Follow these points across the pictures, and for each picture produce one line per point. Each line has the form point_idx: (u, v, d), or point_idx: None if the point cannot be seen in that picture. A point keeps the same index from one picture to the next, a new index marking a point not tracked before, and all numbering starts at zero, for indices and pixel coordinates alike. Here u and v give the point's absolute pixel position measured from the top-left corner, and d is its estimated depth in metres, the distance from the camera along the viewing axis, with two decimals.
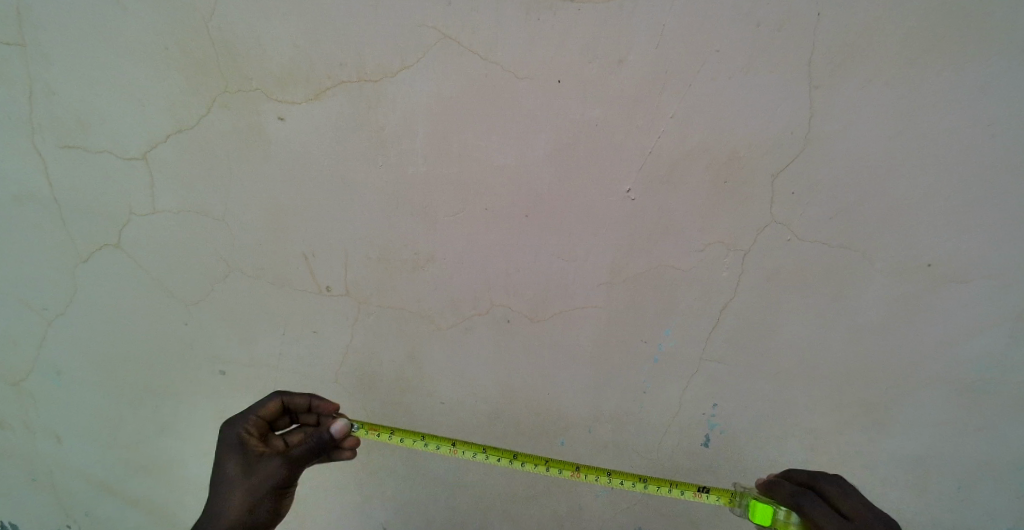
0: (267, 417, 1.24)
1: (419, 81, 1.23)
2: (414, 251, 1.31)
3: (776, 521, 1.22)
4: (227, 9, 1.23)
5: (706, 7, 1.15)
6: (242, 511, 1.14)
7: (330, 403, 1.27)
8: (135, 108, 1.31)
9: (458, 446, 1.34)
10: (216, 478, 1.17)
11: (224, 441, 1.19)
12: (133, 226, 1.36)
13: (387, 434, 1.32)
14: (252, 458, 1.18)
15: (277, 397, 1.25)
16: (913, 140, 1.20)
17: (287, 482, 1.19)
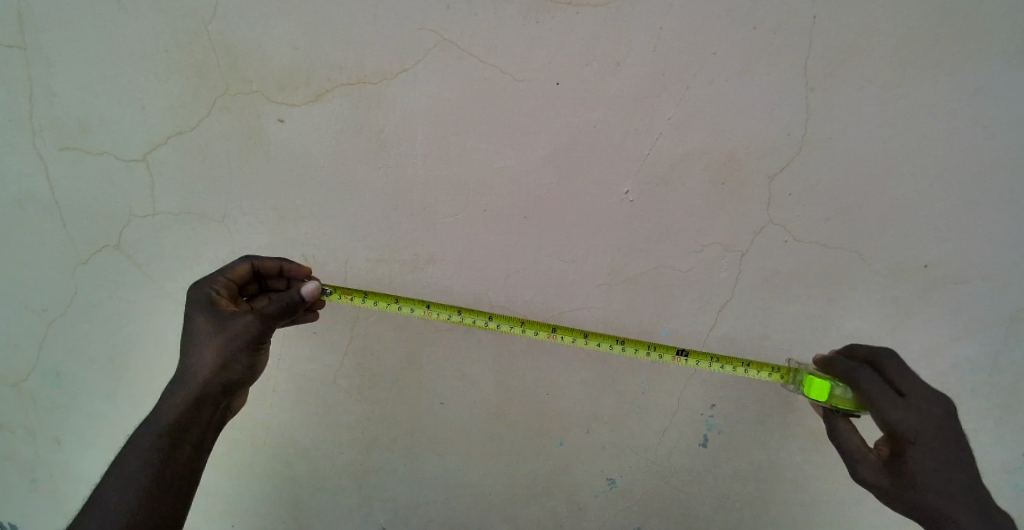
0: (236, 279, 1.21)
1: (419, 81, 1.23)
2: (413, 252, 1.31)
3: (834, 397, 1.20)
4: (230, 11, 1.24)
5: (705, 8, 1.16)
6: (219, 363, 1.12)
7: (301, 267, 1.24)
8: (136, 108, 1.31)
9: (432, 309, 1.29)
10: (187, 338, 1.14)
11: (193, 301, 1.15)
12: (134, 226, 1.36)
13: (359, 298, 1.26)
14: (223, 312, 1.14)
15: (246, 260, 1.22)
16: (912, 140, 1.21)
17: (261, 339, 1.15)
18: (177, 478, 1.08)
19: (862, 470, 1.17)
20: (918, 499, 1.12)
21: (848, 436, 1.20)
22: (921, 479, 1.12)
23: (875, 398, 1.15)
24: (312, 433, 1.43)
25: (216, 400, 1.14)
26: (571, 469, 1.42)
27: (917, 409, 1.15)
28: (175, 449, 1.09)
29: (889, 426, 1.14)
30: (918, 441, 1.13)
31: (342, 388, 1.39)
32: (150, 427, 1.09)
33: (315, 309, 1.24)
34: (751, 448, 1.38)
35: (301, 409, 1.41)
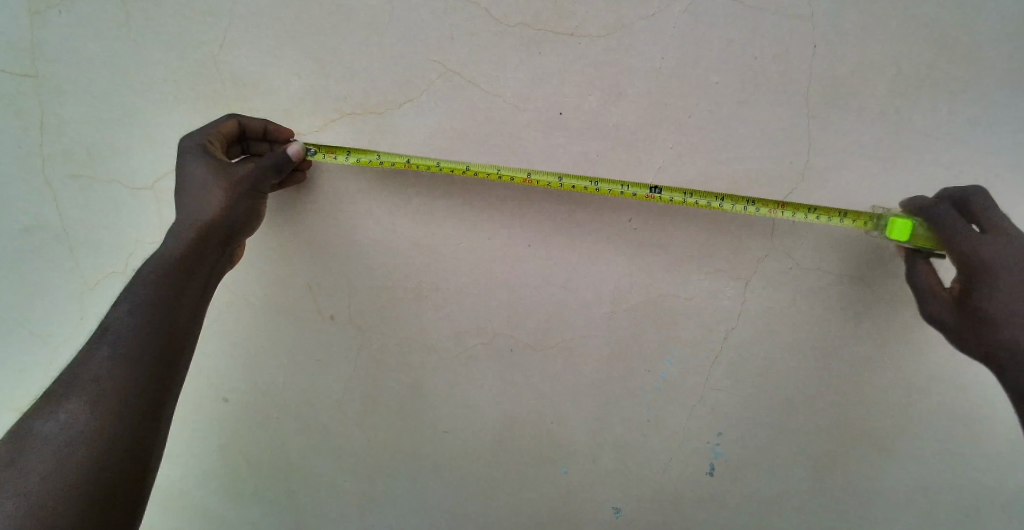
0: (225, 135, 1.17)
1: (422, 112, 1.25)
2: (417, 280, 1.31)
3: (912, 237, 1.14)
4: (238, 45, 1.27)
5: (705, 40, 1.18)
6: (221, 209, 1.11)
7: (286, 130, 1.22)
8: (144, 137, 1.33)
9: (412, 163, 1.20)
10: (182, 186, 1.11)
11: (184, 151, 1.12)
12: (140, 254, 1.38)
13: (343, 154, 1.20)
14: (219, 159, 1.12)
15: (231, 116, 1.18)
16: (914, 168, 1.21)
17: (258, 189, 1.15)
18: (152, 385, 1.01)
19: (936, 312, 1.17)
20: (991, 337, 1.13)
21: (925, 279, 1.17)
22: (998, 317, 1.12)
23: (961, 239, 1.10)
24: (316, 460, 1.42)
25: (212, 255, 1.13)
26: (576, 496, 1.41)
27: (1006, 247, 1.09)
28: (146, 353, 1.02)
29: (970, 268, 1.10)
30: (1000, 280, 1.10)
31: (346, 415, 1.39)
32: (118, 331, 1.02)
33: (302, 171, 1.23)
34: (756, 476, 1.37)
35: (305, 437, 1.41)
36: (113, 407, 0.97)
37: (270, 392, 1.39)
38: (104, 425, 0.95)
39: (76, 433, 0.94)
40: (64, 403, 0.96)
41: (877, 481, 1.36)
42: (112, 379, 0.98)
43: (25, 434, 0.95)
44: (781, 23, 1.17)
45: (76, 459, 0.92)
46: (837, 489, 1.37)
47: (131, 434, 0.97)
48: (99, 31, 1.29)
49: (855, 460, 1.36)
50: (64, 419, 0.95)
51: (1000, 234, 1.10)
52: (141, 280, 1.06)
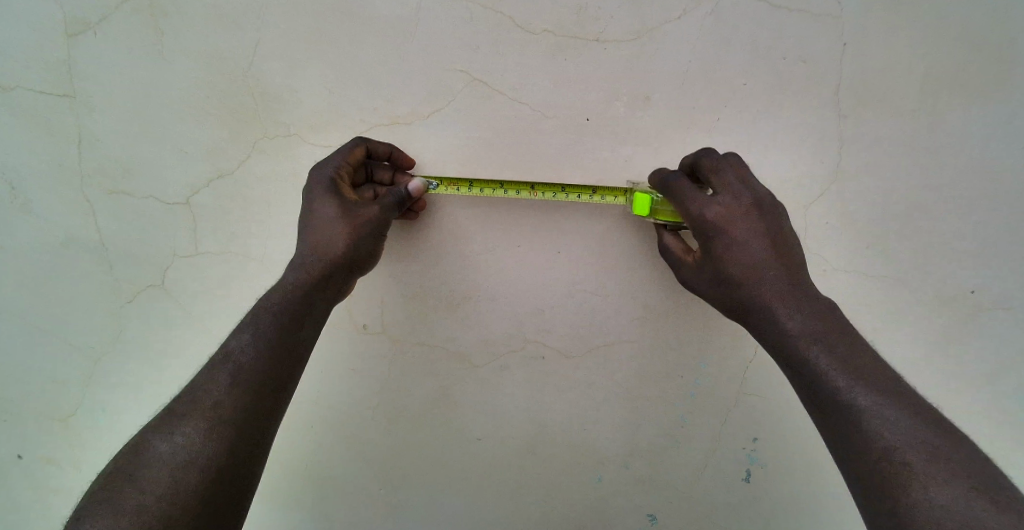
0: (353, 164, 1.17)
1: (448, 123, 1.26)
2: (449, 290, 1.31)
3: (654, 212, 1.14)
4: (268, 62, 1.30)
5: (731, 42, 1.18)
6: (346, 246, 1.08)
7: (408, 159, 1.25)
8: (178, 154, 1.36)
9: (536, 190, 1.22)
10: (309, 218, 1.11)
11: (316, 182, 1.13)
12: (176, 268, 1.41)
13: (465, 187, 1.22)
14: (345, 196, 1.11)
15: (360, 143, 1.19)
16: (948, 166, 1.20)
17: (383, 225, 1.13)
18: (261, 415, 1.00)
19: (687, 279, 1.09)
20: (735, 295, 1.00)
21: (673, 249, 1.13)
22: (740, 274, 0.98)
23: (681, 201, 1.03)
24: (352, 470, 1.40)
25: (332, 286, 1.10)
26: (611, 505, 1.39)
27: (730, 204, 1.00)
28: (262, 384, 1.01)
29: (696, 229, 1.01)
30: (730, 235, 0.99)
31: (376, 425, 1.38)
32: (238, 357, 1.02)
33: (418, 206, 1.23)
34: (793, 481, 1.35)
35: (334, 448, 1.39)
36: (224, 436, 0.96)
37: (302, 403, 1.37)
38: (213, 453, 0.94)
39: (189, 456, 0.93)
40: (180, 424, 0.96)
41: None
42: (228, 404, 0.98)
43: (141, 449, 0.95)
44: (806, 25, 1.17)
45: (183, 485, 0.90)
46: None
47: (237, 467, 0.95)
48: (137, 51, 1.33)
49: None
50: (179, 439, 0.94)
51: (722, 191, 1.01)
52: (265, 303, 1.07)
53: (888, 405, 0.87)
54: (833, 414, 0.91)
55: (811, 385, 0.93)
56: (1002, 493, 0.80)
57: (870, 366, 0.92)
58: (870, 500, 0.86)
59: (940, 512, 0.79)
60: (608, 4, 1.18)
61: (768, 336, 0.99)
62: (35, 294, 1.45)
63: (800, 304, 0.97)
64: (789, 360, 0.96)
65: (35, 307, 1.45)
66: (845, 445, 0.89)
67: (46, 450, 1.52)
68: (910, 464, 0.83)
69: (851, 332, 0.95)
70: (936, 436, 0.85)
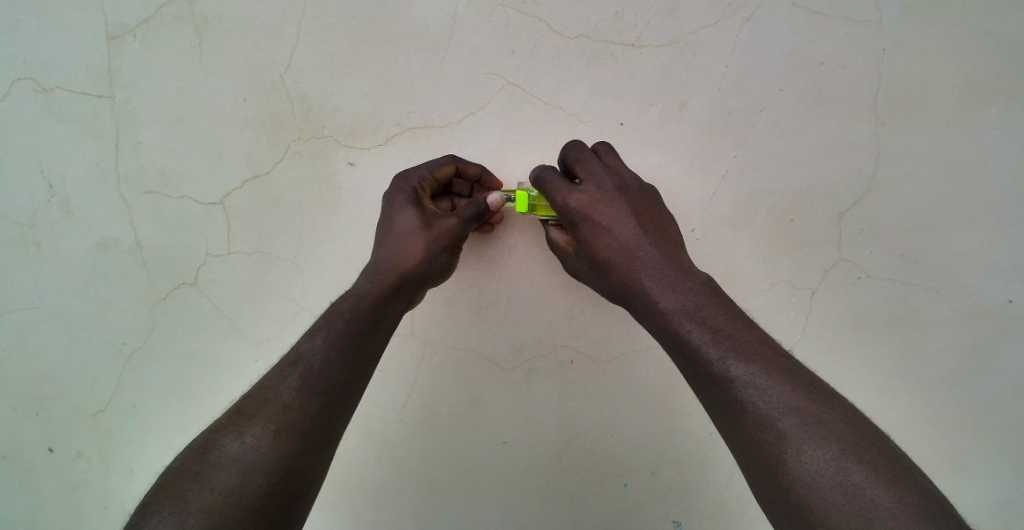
0: (439, 178, 1.19)
1: (482, 127, 1.27)
2: (480, 293, 1.31)
3: (534, 208, 1.16)
4: (306, 66, 1.33)
5: (766, 49, 1.18)
6: (420, 259, 1.11)
7: (495, 181, 1.25)
8: (214, 155, 1.39)
9: None
10: (388, 227, 1.14)
11: (400, 191, 1.15)
12: (209, 267, 1.43)
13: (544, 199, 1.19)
14: (427, 209, 1.14)
15: (450, 159, 1.20)
16: (990, 174, 1.18)
17: (458, 242, 1.15)
18: (324, 422, 1.03)
19: (575, 270, 1.10)
20: (615, 283, 1.01)
21: (557, 241, 1.13)
22: (615, 261, 0.99)
23: (547, 193, 1.04)
24: (375, 472, 1.39)
25: (403, 297, 1.14)
26: (635, 512, 1.38)
27: (596, 192, 1.02)
28: (327, 392, 1.05)
29: (566, 220, 1.03)
30: (598, 224, 1.00)
31: (406, 429, 1.37)
32: (308, 363, 1.06)
33: (490, 223, 1.23)
34: None
35: (360, 449, 1.38)
36: (287, 442, 0.99)
37: None
38: (278, 456, 0.98)
39: (254, 460, 0.97)
40: (250, 425, 1.01)
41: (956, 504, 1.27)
42: (294, 411, 1.02)
43: (212, 447, 0.99)
44: (843, 34, 1.17)
45: (248, 486, 0.95)
46: None
47: (298, 470, 0.99)
48: (176, 54, 1.36)
49: (939, 481, 1.27)
50: (246, 443, 0.99)
51: (589, 181, 1.03)
52: (338, 311, 1.11)
53: (761, 375, 0.88)
54: (711, 392, 0.91)
55: (689, 364, 0.93)
56: (873, 451, 0.82)
57: (744, 339, 0.92)
58: (756, 472, 0.86)
59: (819, 479, 0.80)
60: (643, 12, 1.19)
61: (649, 320, 1.00)
62: (68, 291, 1.47)
63: (673, 284, 0.97)
64: (670, 342, 0.96)
65: (68, 304, 1.48)
66: (727, 421, 0.89)
67: (76, 445, 1.54)
68: (786, 433, 0.84)
69: (726, 305, 0.96)
70: (811, 404, 0.86)
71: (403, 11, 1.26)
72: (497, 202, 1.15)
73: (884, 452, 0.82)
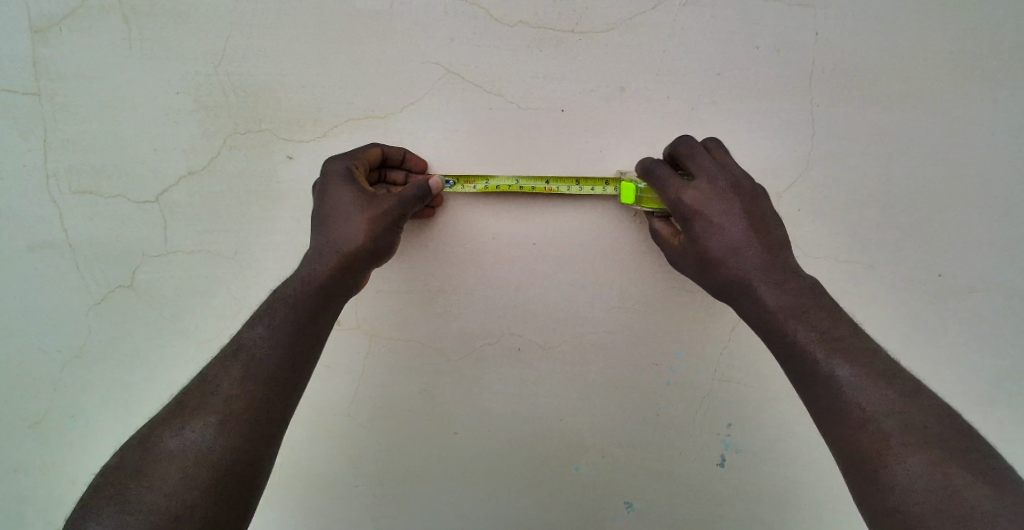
0: (371, 161, 1.19)
1: (424, 115, 1.25)
2: (426, 284, 1.28)
3: (641, 200, 1.18)
4: (243, 56, 1.29)
5: (703, 33, 1.19)
6: (361, 239, 1.11)
7: (422, 161, 1.25)
8: (150, 150, 1.33)
9: (583, 184, 1.23)
10: (327, 212, 1.14)
11: (333, 176, 1.16)
12: (146, 266, 1.37)
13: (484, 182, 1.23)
14: (363, 190, 1.14)
15: (374, 144, 1.21)
16: (934, 155, 1.23)
17: (399, 222, 1.16)
18: (275, 410, 1.02)
19: (677, 263, 1.11)
20: (713, 276, 1.03)
21: (662, 234, 1.14)
22: (722, 258, 1.00)
23: (662, 188, 1.06)
24: (328, 467, 1.37)
25: (349, 281, 1.13)
26: (589, 494, 1.39)
27: (709, 189, 1.03)
28: (275, 379, 1.03)
29: (676, 215, 1.04)
30: (708, 221, 1.01)
31: (358, 421, 1.35)
32: (251, 352, 1.04)
33: (432, 206, 1.22)
34: (767, 466, 1.37)
35: (310, 445, 1.36)
36: (236, 433, 0.98)
37: None
38: (225, 448, 0.96)
39: (201, 453, 0.95)
40: (193, 418, 0.98)
41: None
42: (240, 401, 1.00)
43: (153, 444, 0.97)
44: (777, 18, 1.19)
45: (196, 480, 0.93)
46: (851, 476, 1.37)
47: (252, 459, 0.98)
48: (102, 43, 1.30)
49: None
50: (191, 436, 0.97)
51: (703, 178, 1.04)
52: (280, 298, 1.09)
53: (864, 378, 0.89)
54: (811, 387, 0.93)
55: (788, 357, 0.96)
56: (978, 460, 0.82)
57: (845, 338, 0.93)
58: (850, 465, 0.89)
59: (914, 476, 0.82)
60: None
61: (751, 316, 1.01)
62: None
63: (778, 282, 0.98)
64: (773, 339, 0.98)
65: None
66: (823, 415, 0.92)
67: (12, 456, 1.47)
68: (889, 434, 0.85)
69: (832, 307, 0.97)
70: (914, 405, 0.87)
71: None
72: (438, 186, 1.20)
73: (983, 456, 0.83)
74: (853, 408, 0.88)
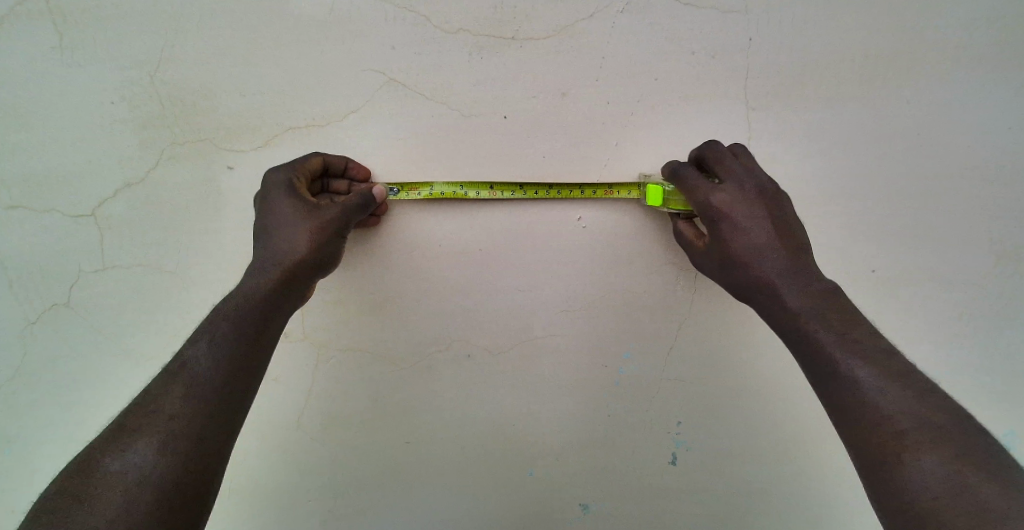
0: (313, 171, 1.18)
1: (367, 124, 1.24)
2: (373, 292, 1.27)
3: (668, 202, 1.19)
4: (179, 65, 1.25)
5: (642, 38, 1.21)
6: (303, 249, 1.09)
7: (364, 169, 1.24)
8: (83, 163, 1.29)
9: (527, 190, 1.25)
10: (268, 223, 1.12)
11: (273, 187, 1.14)
12: (84, 284, 1.33)
13: (429, 189, 1.23)
14: (305, 199, 1.12)
15: (315, 153, 1.19)
16: (863, 157, 1.28)
17: (343, 230, 1.14)
18: (222, 427, 0.99)
19: (701, 265, 1.14)
20: (735, 275, 1.06)
21: (687, 235, 1.17)
22: (746, 259, 1.03)
23: (691, 189, 1.10)
24: (280, 482, 1.35)
25: (294, 292, 1.11)
26: (546, 497, 1.40)
27: (736, 192, 1.07)
28: (220, 396, 1.00)
29: (702, 215, 1.08)
30: (735, 223, 1.04)
31: (308, 434, 1.33)
32: (194, 369, 1.01)
33: (376, 215, 1.22)
34: (717, 461, 1.40)
35: (261, 459, 1.34)
36: (180, 452, 0.95)
37: None
38: (169, 468, 0.93)
39: (143, 476, 0.92)
40: (134, 439, 0.95)
41: (828, 455, 1.41)
42: (184, 419, 0.97)
43: (91, 468, 0.92)
44: (713, 23, 1.22)
45: (138, 504, 0.90)
46: (796, 467, 1.42)
47: (198, 478, 0.95)
48: (32, 45, 1.24)
49: (815, 437, 1.40)
50: (131, 459, 0.93)
51: (731, 181, 1.08)
52: (222, 313, 1.06)
53: (882, 377, 0.91)
54: (826, 385, 0.95)
55: (805, 354, 0.98)
56: (989, 462, 0.83)
57: (863, 338, 0.95)
58: (863, 462, 0.90)
59: (928, 474, 0.83)
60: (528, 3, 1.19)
61: (772, 315, 1.03)
62: None
63: (799, 283, 1.01)
64: (793, 338, 1.00)
65: None
66: (838, 412, 0.94)
67: None
68: (905, 431, 0.87)
69: (851, 309, 0.99)
70: (929, 405, 0.88)
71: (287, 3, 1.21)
72: (383, 194, 1.19)
73: (995, 458, 0.83)
74: (869, 405, 0.89)
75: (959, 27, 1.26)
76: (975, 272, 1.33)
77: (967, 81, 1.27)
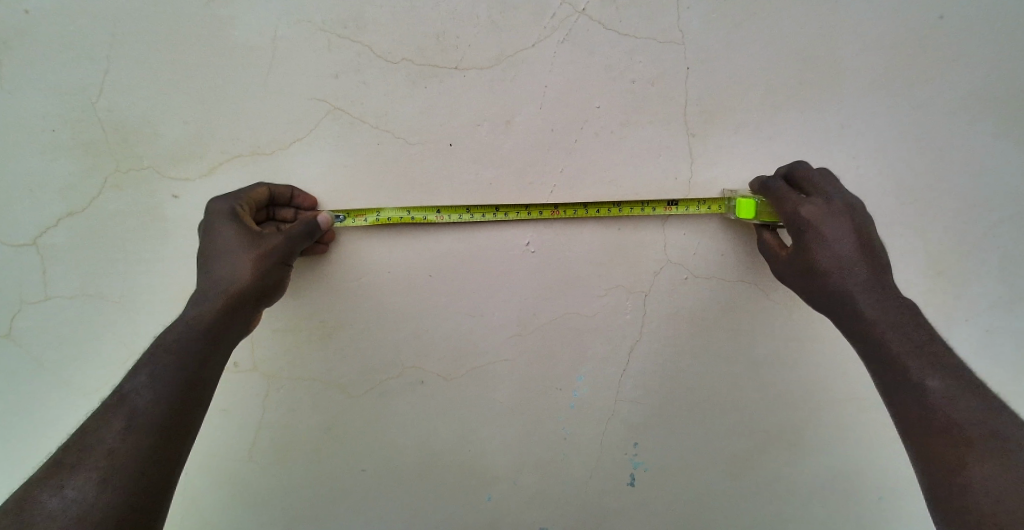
0: (257, 200, 1.17)
1: (313, 152, 1.24)
2: (322, 320, 1.26)
3: (759, 214, 1.21)
4: (121, 93, 1.24)
5: (584, 66, 1.23)
6: (244, 277, 1.08)
7: (310, 197, 1.24)
8: (22, 193, 1.26)
9: (474, 212, 1.26)
10: (209, 253, 1.10)
11: (214, 215, 1.12)
12: (25, 315, 1.29)
13: (377, 214, 1.24)
14: (248, 227, 1.12)
15: (259, 184, 1.19)
16: None
17: (288, 258, 1.13)
18: (167, 461, 0.96)
19: (781, 273, 1.17)
20: (814, 285, 1.09)
21: (770, 244, 1.20)
22: (829, 269, 1.06)
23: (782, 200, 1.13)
24: (230, 514, 1.33)
25: (237, 321, 1.09)
26: (504, 521, 1.39)
27: (826, 206, 1.10)
28: (163, 429, 0.97)
29: (791, 225, 1.11)
30: (821, 234, 1.07)
31: (259, 466, 1.31)
32: (133, 403, 0.97)
33: (322, 242, 1.21)
34: (673, 481, 1.41)
35: (210, 491, 1.31)
36: (120, 489, 0.91)
37: None
38: (108, 505, 0.89)
39: (82, 513, 0.87)
40: (72, 475, 0.90)
41: (781, 473, 1.43)
42: (124, 454, 0.93)
43: (25, 507, 0.87)
44: (654, 50, 1.24)
45: None
46: (751, 485, 1.43)
47: (139, 515, 0.91)
48: (9, 30, 1.20)
49: (769, 456, 1.42)
50: (68, 496, 0.88)
51: (821, 196, 1.10)
52: (163, 343, 1.03)
53: (955, 391, 0.95)
54: (898, 394, 0.99)
55: (880, 364, 1.02)
56: None
57: (939, 354, 0.98)
58: (927, 466, 0.94)
59: (992, 481, 0.87)
60: (497, 26, 1.21)
61: (849, 325, 1.07)
62: None
63: (880, 297, 1.04)
64: (867, 347, 1.04)
65: None
66: (905, 419, 0.98)
67: None
68: (972, 441, 0.90)
69: (929, 327, 1.02)
70: (1000, 419, 0.91)
71: (258, 23, 1.20)
72: (328, 221, 1.20)
73: None
74: (938, 414, 0.93)
75: (898, 51, 1.28)
76: (926, 291, 1.37)
77: (957, 86, 1.30)
